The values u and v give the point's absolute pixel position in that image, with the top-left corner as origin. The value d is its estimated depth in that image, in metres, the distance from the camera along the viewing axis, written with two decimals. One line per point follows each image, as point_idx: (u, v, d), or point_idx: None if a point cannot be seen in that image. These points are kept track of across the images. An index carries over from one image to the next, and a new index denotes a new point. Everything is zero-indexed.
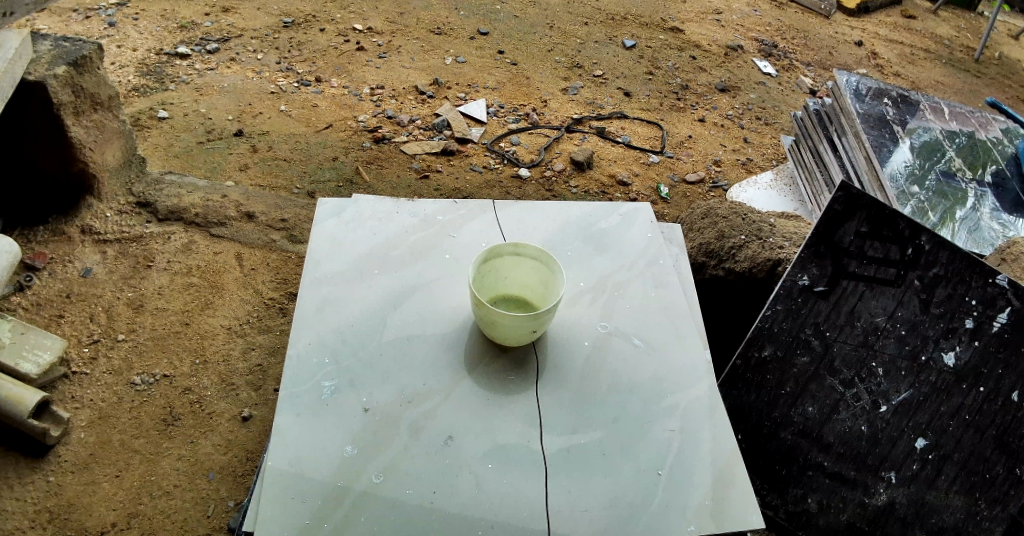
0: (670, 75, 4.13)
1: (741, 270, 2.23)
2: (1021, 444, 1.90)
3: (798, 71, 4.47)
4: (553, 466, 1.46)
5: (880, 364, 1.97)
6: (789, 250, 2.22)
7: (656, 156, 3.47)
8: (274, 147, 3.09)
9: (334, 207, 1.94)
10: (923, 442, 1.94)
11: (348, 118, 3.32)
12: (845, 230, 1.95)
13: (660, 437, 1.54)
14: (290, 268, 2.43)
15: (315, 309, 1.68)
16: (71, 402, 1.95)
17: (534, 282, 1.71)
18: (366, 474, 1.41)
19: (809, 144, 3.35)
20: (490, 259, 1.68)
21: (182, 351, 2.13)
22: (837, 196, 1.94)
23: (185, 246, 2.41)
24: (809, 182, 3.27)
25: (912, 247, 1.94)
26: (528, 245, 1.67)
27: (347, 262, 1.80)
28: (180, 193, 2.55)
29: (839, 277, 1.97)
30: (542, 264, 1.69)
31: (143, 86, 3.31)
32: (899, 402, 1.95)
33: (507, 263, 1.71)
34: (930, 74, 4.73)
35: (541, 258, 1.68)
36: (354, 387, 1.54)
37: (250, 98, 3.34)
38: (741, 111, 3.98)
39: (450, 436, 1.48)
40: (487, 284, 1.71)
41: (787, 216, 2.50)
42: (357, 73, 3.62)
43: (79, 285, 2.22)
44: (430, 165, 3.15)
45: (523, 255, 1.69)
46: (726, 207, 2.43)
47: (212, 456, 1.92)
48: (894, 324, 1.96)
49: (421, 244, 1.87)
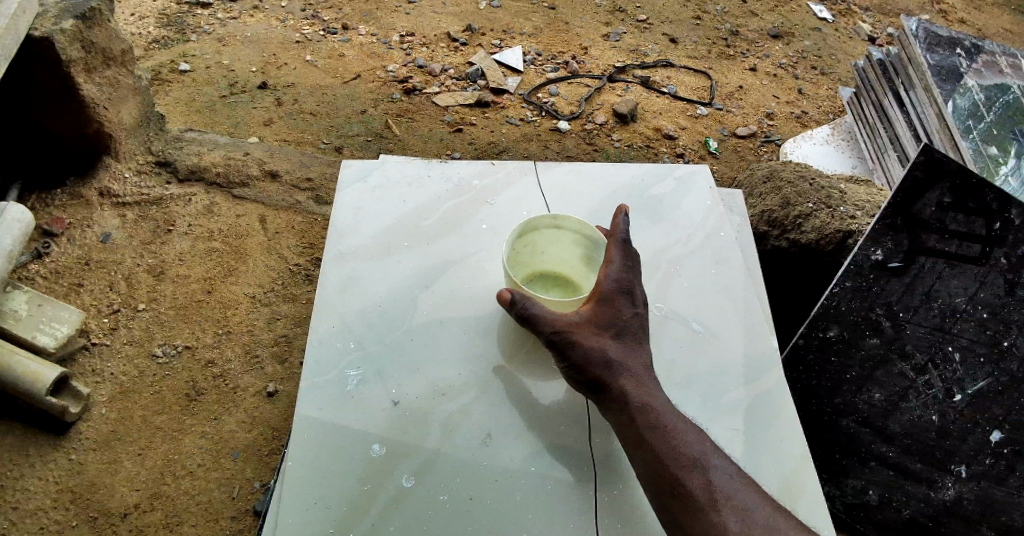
0: (719, 20, 3.83)
1: (807, 243, 2.04)
2: None
3: (856, 16, 4.13)
4: (600, 470, 1.33)
5: (956, 350, 1.79)
6: (861, 221, 2.02)
7: (704, 108, 3.23)
8: (299, 100, 2.93)
9: (358, 170, 1.79)
10: (997, 435, 1.78)
11: (376, 68, 3.13)
12: (925, 201, 1.74)
13: (721, 437, 1.39)
14: (316, 233, 2.30)
15: (338, 287, 1.56)
16: (91, 376, 1.88)
17: (575, 260, 1.56)
18: (395, 477, 1.30)
19: (871, 97, 3.08)
20: (527, 233, 1.53)
21: (205, 321, 2.03)
22: (918, 161, 1.73)
23: (206, 208, 2.29)
24: (871, 138, 3.02)
25: (999, 221, 1.73)
26: (569, 217, 1.51)
27: (373, 233, 1.66)
28: (200, 152, 2.42)
29: (916, 253, 1.78)
30: (584, 239, 1.53)
31: (165, 38, 3.16)
32: (974, 392, 1.79)
33: (545, 236, 1.55)
34: (998, 21, 4.35)
35: (583, 231, 1.52)
36: (381, 378, 1.42)
37: (274, 49, 3.17)
38: (796, 59, 3.69)
39: (488, 435, 1.36)
40: (523, 259, 1.56)
41: (853, 180, 2.29)
42: (386, 20, 3.41)
43: (98, 251, 2.12)
44: (464, 118, 2.96)
45: (563, 228, 1.53)
46: (790, 170, 2.21)
47: (236, 434, 1.84)
48: (974, 306, 1.77)
49: (453, 213, 1.72)
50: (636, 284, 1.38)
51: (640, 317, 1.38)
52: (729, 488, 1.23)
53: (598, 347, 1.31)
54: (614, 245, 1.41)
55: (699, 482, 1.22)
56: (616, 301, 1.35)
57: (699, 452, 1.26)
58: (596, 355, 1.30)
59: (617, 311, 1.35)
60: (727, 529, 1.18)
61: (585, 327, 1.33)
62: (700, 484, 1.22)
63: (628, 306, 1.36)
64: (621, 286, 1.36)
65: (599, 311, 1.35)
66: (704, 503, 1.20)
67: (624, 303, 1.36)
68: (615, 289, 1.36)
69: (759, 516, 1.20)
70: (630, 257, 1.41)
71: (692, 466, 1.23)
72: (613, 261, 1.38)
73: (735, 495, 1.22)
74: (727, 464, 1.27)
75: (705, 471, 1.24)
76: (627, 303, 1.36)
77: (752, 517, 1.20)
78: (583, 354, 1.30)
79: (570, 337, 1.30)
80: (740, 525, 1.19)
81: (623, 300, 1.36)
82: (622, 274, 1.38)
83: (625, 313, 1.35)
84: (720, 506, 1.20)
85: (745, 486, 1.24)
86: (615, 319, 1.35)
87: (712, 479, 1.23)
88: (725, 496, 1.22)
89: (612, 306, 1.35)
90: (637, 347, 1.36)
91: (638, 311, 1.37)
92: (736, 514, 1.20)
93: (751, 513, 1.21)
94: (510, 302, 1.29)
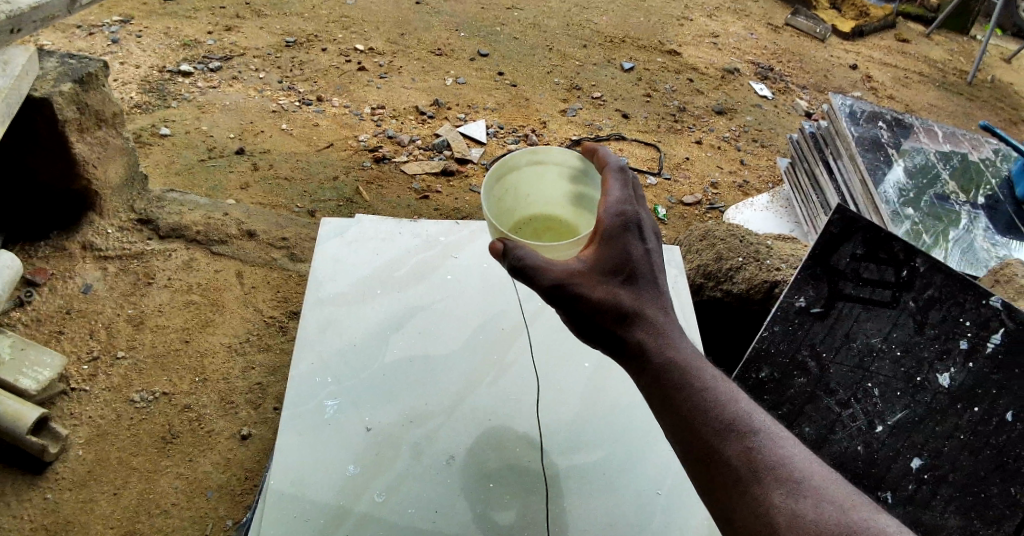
0: (667, 98, 4.18)
1: (738, 292, 2.26)
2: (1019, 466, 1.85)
3: (794, 94, 4.54)
4: (552, 486, 1.48)
5: (875, 386, 1.99)
6: (786, 272, 2.25)
7: (653, 178, 3.51)
8: (275, 166, 3.11)
9: (337, 226, 1.96)
10: (918, 462, 1.91)
11: (349, 138, 3.35)
12: (840, 254, 2.06)
13: (660, 457, 1.55)
14: (291, 288, 2.43)
15: (317, 328, 1.70)
16: (69, 419, 1.96)
17: (566, 199, 1.54)
18: (368, 494, 1.43)
19: (804, 166, 3.38)
20: (507, 174, 1.49)
21: (182, 369, 2.13)
22: (834, 219, 2.06)
23: (185, 263, 2.41)
24: (804, 203, 3.31)
25: (906, 269, 2.03)
26: (548, 150, 1.49)
27: (350, 281, 1.82)
28: (181, 211, 2.56)
29: (835, 299, 2.06)
30: (569, 172, 1.51)
31: (146, 103, 3.34)
32: (894, 424, 1.95)
33: (528, 177, 1.53)
34: (924, 97, 4.81)
35: (565, 163, 1.50)
36: (356, 407, 1.56)
37: (252, 117, 3.37)
38: (738, 133, 4.03)
39: (451, 456, 1.50)
40: (508, 206, 1.53)
41: (783, 238, 2.53)
42: (358, 93, 3.66)
43: (79, 301, 2.22)
44: (430, 185, 3.17)
45: (544, 163, 1.51)
46: (723, 229, 2.45)
47: (210, 475, 1.92)
48: (889, 345, 2.01)
49: (423, 263, 1.89)
50: (640, 213, 1.29)
51: (650, 252, 1.28)
52: (772, 455, 1.13)
53: (606, 296, 1.23)
54: (611, 177, 1.33)
55: (735, 449, 1.13)
56: (622, 237, 1.26)
57: (734, 414, 1.17)
58: (606, 305, 1.23)
59: (626, 248, 1.25)
60: (774, 503, 1.08)
61: (589, 273, 1.24)
62: (737, 451, 1.13)
63: (638, 242, 1.26)
64: (624, 219, 1.27)
65: (602, 252, 1.26)
66: (745, 476, 1.11)
67: (632, 238, 1.26)
68: (618, 224, 1.26)
69: (808, 485, 1.10)
70: (629, 185, 1.32)
71: (727, 432, 1.14)
72: (610, 193, 1.30)
73: (780, 463, 1.12)
74: (772, 424, 1.18)
75: (743, 437, 1.14)
76: (637, 238, 1.26)
77: (800, 487, 1.09)
78: (591, 304, 1.23)
79: (573, 287, 1.22)
80: (786, 498, 1.08)
81: (630, 234, 1.26)
82: (624, 206, 1.28)
83: (634, 251, 1.26)
84: (762, 478, 1.11)
85: (794, 452, 1.14)
86: (623, 259, 1.25)
87: (752, 446, 1.13)
88: (768, 465, 1.12)
89: (617, 243, 1.25)
90: (653, 289, 1.27)
91: (649, 247, 1.28)
92: (783, 486, 1.09)
93: (799, 482, 1.10)
94: (503, 253, 1.23)
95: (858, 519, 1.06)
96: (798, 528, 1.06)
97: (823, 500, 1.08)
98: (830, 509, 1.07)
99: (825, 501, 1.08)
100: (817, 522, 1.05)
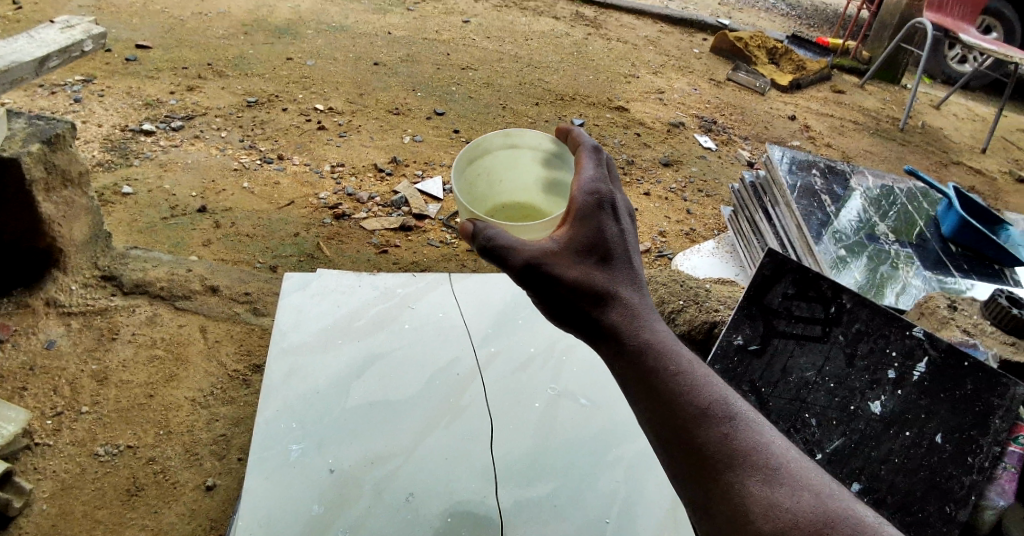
0: (616, 152, 4.42)
1: (680, 333, 2.43)
2: (953, 485, 1.96)
3: (736, 145, 4.83)
4: (507, 519, 1.58)
5: (812, 416, 2.15)
6: (723, 313, 2.44)
7: None
8: (236, 223, 3.20)
9: (299, 280, 2.06)
10: (856, 486, 2.04)
11: (309, 195, 3.47)
12: (773, 293, 2.27)
13: (606, 488, 1.66)
14: (254, 341, 2.48)
15: (282, 377, 1.78)
16: (33, 474, 1.99)
17: (542, 185, 1.66)
18: (333, 530, 1.51)
19: (745, 213, 3.58)
20: (485, 155, 1.63)
21: (147, 422, 2.17)
22: (766, 262, 2.28)
23: (149, 318, 2.46)
24: (746, 248, 3.50)
25: (834, 306, 2.22)
26: (523, 133, 1.62)
27: (313, 331, 1.92)
28: (145, 267, 2.62)
29: (771, 336, 2.25)
30: (544, 154, 1.63)
31: (108, 162, 3.42)
32: (832, 451, 2.09)
33: (504, 160, 1.66)
34: (858, 144, 5.18)
35: (539, 146, 1.62)
36: (321, 448, 1.65)
37: (214, 175, 3.47)
38: (683, 184, 4.27)
39: (411, 493, 1.59)
40: (488, 188, 1.67)
41: (722, 283, 2.72)
42: (318, 151, 3.80)
43: (42, 357, 2.27)
44: (389, 240, 3.30)
45: (519, 146, 1.64)
46: (665, 276, 2.62)
47: (175, 526, 1.96)
48: (822, 378, 2.18)
49: (383, 313, 2.00)
50: (614, 194, 1.38)
51: (624, 234, 1.37)
52: (747, 441, 1.20)
53: (580, 275, 1.33)
54: (586, 159, 1.43)
55: (713, 433, 1.21)
56: (597, 216, 1.35)
57: (711, 400, 1.24)
58: (580, 283, 1.33)
59: (600, 228, 1.34)
60: (750, 490, 1.15)
61: (564, 253, 1.34)
62: (714, 435, 1.20)
63: (612, 222, 1.36)
64: (599, 199, 1.36)
65: (576, 231, 1.35)
66: (723, 462, 1.18)
67: (606, 218, 1.35)
68: (591, 203, 1.35)
69: (783, 471, 1.17)
70: (603, 167, 1.43)
71: (704, 420, 1.22)
72: (585, 170, 1.40)
73: (756, 450, 1.19)
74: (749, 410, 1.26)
75: (720, 424, 1.21)
76: (610, 219, 1.36)
77: (775, 474, 1.17)
78: (565, 283, 1.33)
79: (546, 265, 1.32)
80: (763, 485, 1.16)
81: (604, 214, 1.35)
82: (597, 185, 1.37)
83: (607, 231, 1.35)
84: (738, 465, 1.18)
85: (767, 437, 1.22)
86: (598, 240, 1.34)
87: (730, 434, 1.21)
88: (745, 453, 1.19)
89: (591, 222, 1.35)
90: (626, 270, 1.36)
91: (622, 228, 1.37)
92: (760, 475, 1.17)
93: (773, 471, 1.17)
94: (474, 235, 1.34)
95: (834, 506, 1.13)
96: (774, 516, 1.13)
97: (798, 488, 1.15)
98: (804, 490, 1.15)
99: (802, 491, 1.15)
100: (793, 508, 1.13)
